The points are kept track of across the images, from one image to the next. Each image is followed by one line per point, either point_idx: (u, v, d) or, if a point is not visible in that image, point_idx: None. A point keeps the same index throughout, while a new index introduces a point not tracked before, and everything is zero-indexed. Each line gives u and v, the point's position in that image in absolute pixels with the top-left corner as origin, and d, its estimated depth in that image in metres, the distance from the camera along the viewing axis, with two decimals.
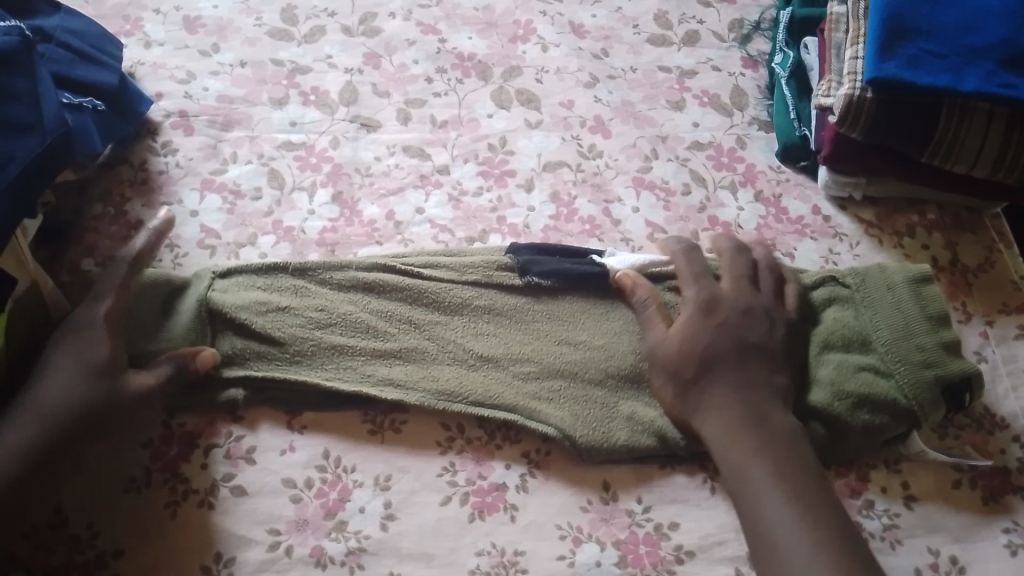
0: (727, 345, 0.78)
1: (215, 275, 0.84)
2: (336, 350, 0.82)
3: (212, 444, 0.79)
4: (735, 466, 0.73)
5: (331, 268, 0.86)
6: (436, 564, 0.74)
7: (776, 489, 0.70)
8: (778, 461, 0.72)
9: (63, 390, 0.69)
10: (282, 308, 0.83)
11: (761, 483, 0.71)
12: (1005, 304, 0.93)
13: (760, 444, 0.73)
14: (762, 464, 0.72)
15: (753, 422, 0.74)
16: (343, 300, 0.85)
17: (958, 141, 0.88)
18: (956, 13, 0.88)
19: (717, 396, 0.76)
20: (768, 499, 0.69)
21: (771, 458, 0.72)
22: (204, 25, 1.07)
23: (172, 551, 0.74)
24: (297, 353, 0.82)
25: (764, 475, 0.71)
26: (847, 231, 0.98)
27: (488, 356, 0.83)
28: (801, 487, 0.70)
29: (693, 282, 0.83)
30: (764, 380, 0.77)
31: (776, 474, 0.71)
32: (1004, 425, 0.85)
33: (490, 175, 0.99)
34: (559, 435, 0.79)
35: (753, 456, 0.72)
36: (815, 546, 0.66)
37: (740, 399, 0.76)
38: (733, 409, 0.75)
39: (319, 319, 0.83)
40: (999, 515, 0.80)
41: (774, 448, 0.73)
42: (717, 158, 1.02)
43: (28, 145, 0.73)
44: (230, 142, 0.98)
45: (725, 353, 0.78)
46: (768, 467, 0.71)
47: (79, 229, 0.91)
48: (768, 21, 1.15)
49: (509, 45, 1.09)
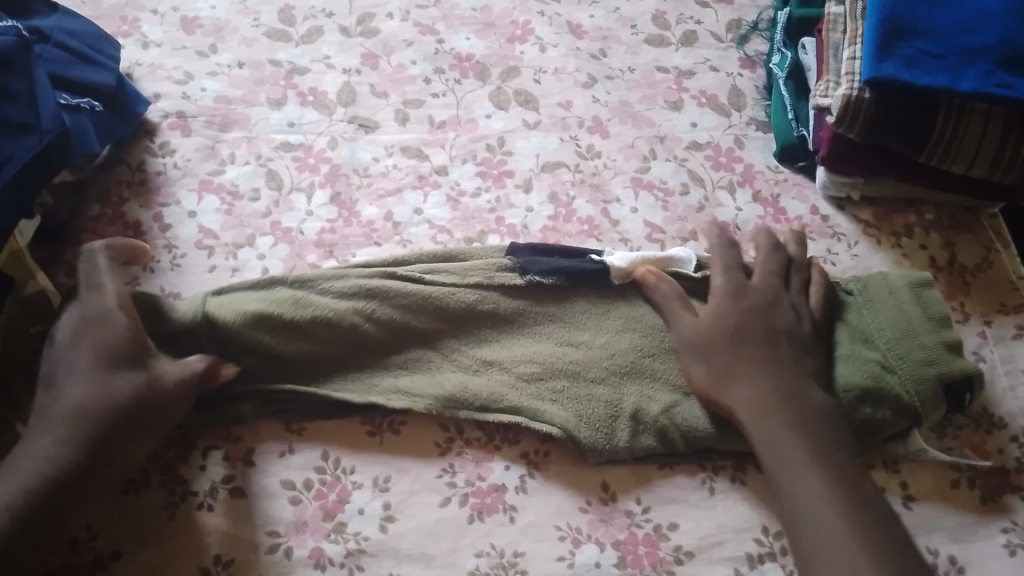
0: (759, 325, 0.80)
1: (207, 295, 0.82)
2: (344, 364, 0.83)
3: (211, 446, 0.79)
4: (768, 443, 0.74)
5: (329, 278, 0.84)
6: (435, 565, 0.74)
7: (811, 470, 0.71)
8: (812, 436, 0.74)
9: (85, 390, 0.70)
10: (282, 319, 0.81)
11: (796, 463, 0.72)
12: (1003, 303, 0.93)
13: (795, 425, 0.74)
14: (797, 443, 0.73)
15: (787, 401, 0.76)
16: (342, 307, 0.82)
17: (956, 140, 0.88)
18: (954, 13, 0.88)
19: (750, 375, 0.78)
20: (804, 479, 0.71)
21: (805, 440, 0.73)
22: (201, 25, 1.07)
23: (171, 552, 0.73)
24: (303, 366, 0.81)
25: (801, 454, 0.72)
26: (845, 230, 0.98)
27: (492, 361, 0.83)
28: (836, 469, 0.72)
29: (722, 271, 0.85)
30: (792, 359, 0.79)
31: (811, 456, 0.72)
32: (1002, 425, 0.85)
33: (489, 175, 0.99)
34: (563, 434, 0.79)
35: (788, 436, 0.74)
36: (847, 521, 0.68)
37: (774, 379, 0.77)
38: (765, 388, 0.77)
39: (322, 330, 0.81)
40: (997, 515, 0.80)
41: (807, 428, 0.74)
42: (715, 159, 1.02)
43: (25, 146, 0.73)
44: (228, 143, 0.98)
45: (759, 331, 0.80)
46: (803, 449, 0.73)
47: (76, 229, 0.91)
48: (766, 21, 1.15)
49: (507, 46, 1.09)
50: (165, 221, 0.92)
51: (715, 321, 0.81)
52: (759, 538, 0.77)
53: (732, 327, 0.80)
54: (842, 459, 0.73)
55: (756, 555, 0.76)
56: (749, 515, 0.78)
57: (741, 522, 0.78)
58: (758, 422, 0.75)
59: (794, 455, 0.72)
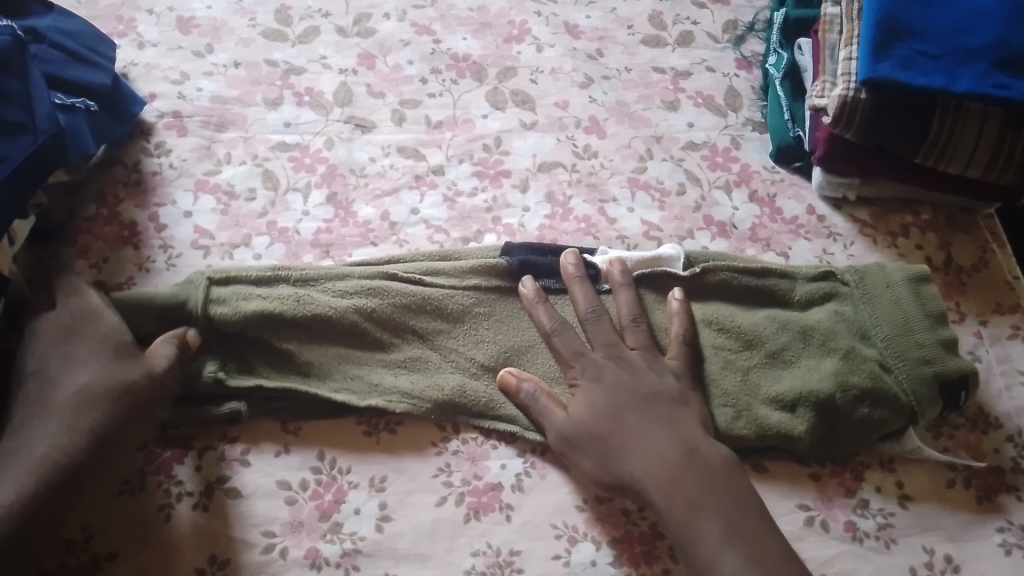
0: (630, 400, 0.77)
1: (211, 282, 0.82)
2: (343, 359, 0.82)
3: (207, 446, 0.79)
4: (681, 520, 0.70)
5: (333, 277, 0.85)
6: (431, 564, 0.74)
7: (726, 545, 0.68)
8: (727, 514, 0.70)
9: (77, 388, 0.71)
10: (284, 317, 0.81)
11: (711, 536, 0.69)
12: (999, 304, 0.93)
13: (701, 494, 0.71)
14: (708, 515, 0.70)
15: (691, 469, 0.73)
16: (343, 305, 0.82)
17: (952, 140, 0.88)
18: (950, 14, 0.88)
19: (647, 445, 0.74)
20: (722, 557, 0.68)
21: (717, 512, 0.70)
22: (197, 26, 1.07)
23: (167, 552, 0.73)
24: (305, 364, 0.81)
25: (713, 532, 0.69)
26: (841, 230, 0.98)
27: (490, 365, 0.83)
28: (756, 536, 0.69)
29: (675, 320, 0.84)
30: (681, 419, 0.77)
31: (726, 527, 0.69)
32: (998, 425, 0.85)
33: (485, 175, 0.99)
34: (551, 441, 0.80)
35: (701, 503, 0.71)
36: None
37: (671, 445, 0.74)
38: (665, 457, 0.73)
39: (322, 328, 0.82)
40: (992, 514, 0.80)
41: (718, 495, 0.71)
42: (712, 158, 1.02)
43: (20, 145, 0.73)
44: (224, 143, 0.98)
45: (629, 405, 0.76)
46: (718, 523, 0.70)
47: (72, 230, 0.90)
48: (762, 22, 1.15)
49: (503, 46, 1.09)
50: (161, 221, 0.92)
51: (590, 411, 0.77)
52: None
53: (606, 411, 0.76)
54: (759, 522, 0.71)
55: None
56: None
57: None
58: (668, 497, 0.71)
59: (709, 537, 0.69)
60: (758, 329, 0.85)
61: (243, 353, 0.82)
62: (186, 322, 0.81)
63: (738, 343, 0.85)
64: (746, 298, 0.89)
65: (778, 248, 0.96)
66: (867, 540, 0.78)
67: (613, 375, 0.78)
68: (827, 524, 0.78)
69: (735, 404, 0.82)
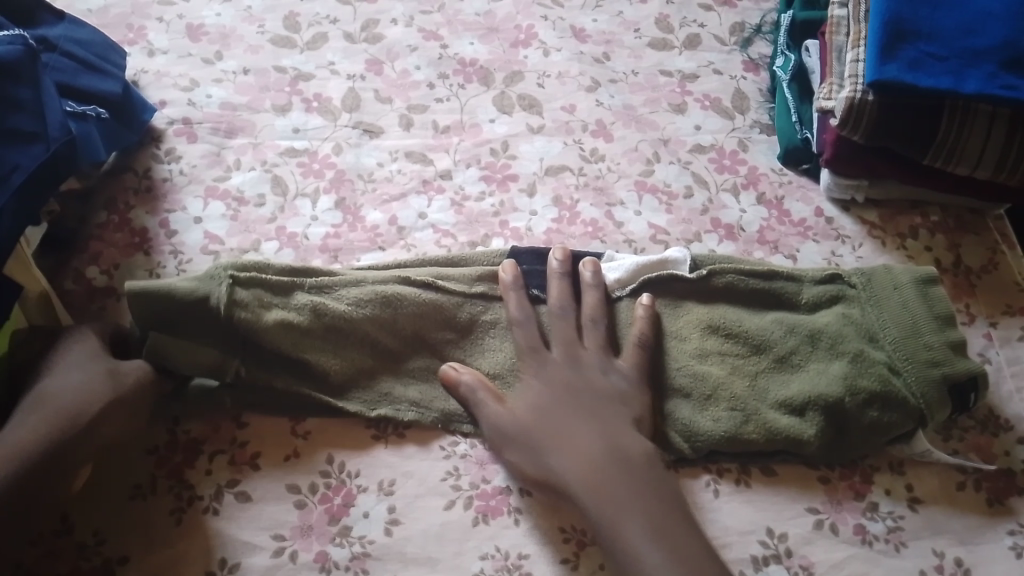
0: (568, 397, 0.78)
1: (234, 281, 0.79)
2: (356, 367, 0.82)
3: (216, 450, 0.79)
4: (606, 518, 0.71)
5: (347, 284, 0.83)
6: (440, 568, 0.74)
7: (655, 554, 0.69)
8: (651, 515, 0.71)
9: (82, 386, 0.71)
10: (301, 329, 0.80)
11: (635, 539, 0.70)
12: (1009, 305, 0.93)
13: (626, 493, 0.72)
14: (633, 519, 0.71)
15: (617, 469, 0.73)
16: (358, 317, 0.81)
17: (962, 140, 0.87)
18: (957, 15, 0.88)
19: (577, 447, 0.75)
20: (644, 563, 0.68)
21: (641, 511, 0.71)
22: (207, 33, 1.08)
23: (178, 554, 0.74)
24: (323, 372, 0.81)
25: (641, 540, 0.70)
26: (849, 233, 0.98)
27: (496, 374, 0.83)
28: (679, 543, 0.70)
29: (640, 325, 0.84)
30: (615, 421, 0.77)
31: (648, 527, 0.70)
32: (1008, 427, 0.85)
33: (492, 179, 0.99)
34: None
35: (626, 504, 0.71)
36: None
37: (600, 445, 0.75)
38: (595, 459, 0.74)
39: (337, 340, 0.82)
40: (1003, 517, 0.80)
41: (642, 496, 0.72)
42: (719, 161, 1.02)
43: (32, 153, 0.74)
44: (233, 150, 0.99)
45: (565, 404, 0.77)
46: (641, 523, 0.71)
47: (83, 237, 0.92)
48: (769, 24, 1.15)
49: (510, 50, 1.10)
50: (172, 227, 0.93)
51: (529, 407, 0.78)
52: (764, 540, 0.77)
53: (542, 408, 0.77)
54: (680, 520, 0.72)
55: (762, 557, 0.76)
56: (752, 518, 0.78)
57: (745, 525, 0.78)
58: (593, 495, 0.72)
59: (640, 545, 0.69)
60: (766, 333, 0.85)
61: (260, 354, 0.80)
62: (206, 318, 0.79)
63: (745, 345, 0.85)
64: (751, 302, 0.88)
65: (786, 250, 0.96)
66: (876, 543, 0.77)
67: (562, 374, 0.79)
68: (836, 527, 0.78)
69: (745, 408, 0.82)
